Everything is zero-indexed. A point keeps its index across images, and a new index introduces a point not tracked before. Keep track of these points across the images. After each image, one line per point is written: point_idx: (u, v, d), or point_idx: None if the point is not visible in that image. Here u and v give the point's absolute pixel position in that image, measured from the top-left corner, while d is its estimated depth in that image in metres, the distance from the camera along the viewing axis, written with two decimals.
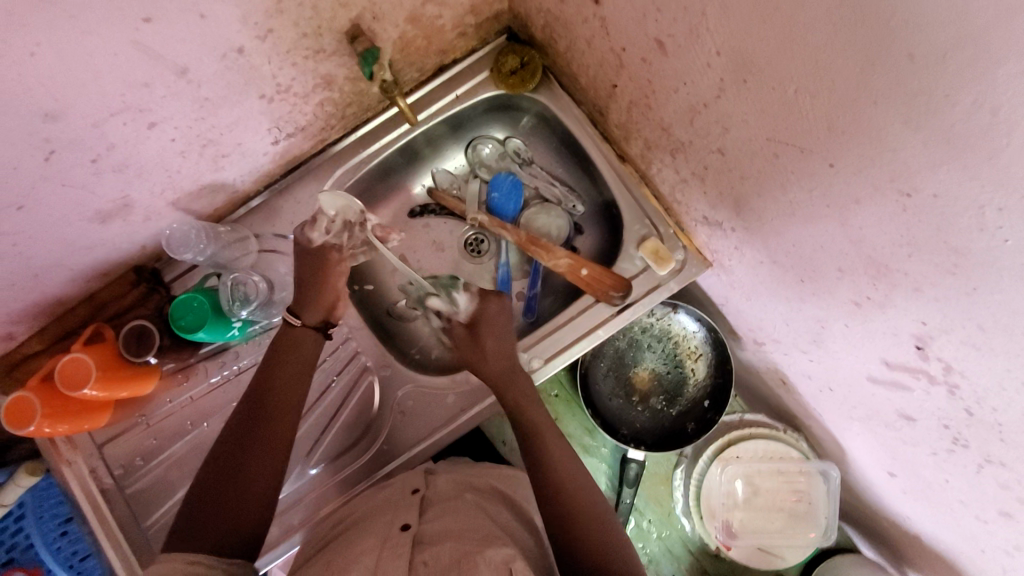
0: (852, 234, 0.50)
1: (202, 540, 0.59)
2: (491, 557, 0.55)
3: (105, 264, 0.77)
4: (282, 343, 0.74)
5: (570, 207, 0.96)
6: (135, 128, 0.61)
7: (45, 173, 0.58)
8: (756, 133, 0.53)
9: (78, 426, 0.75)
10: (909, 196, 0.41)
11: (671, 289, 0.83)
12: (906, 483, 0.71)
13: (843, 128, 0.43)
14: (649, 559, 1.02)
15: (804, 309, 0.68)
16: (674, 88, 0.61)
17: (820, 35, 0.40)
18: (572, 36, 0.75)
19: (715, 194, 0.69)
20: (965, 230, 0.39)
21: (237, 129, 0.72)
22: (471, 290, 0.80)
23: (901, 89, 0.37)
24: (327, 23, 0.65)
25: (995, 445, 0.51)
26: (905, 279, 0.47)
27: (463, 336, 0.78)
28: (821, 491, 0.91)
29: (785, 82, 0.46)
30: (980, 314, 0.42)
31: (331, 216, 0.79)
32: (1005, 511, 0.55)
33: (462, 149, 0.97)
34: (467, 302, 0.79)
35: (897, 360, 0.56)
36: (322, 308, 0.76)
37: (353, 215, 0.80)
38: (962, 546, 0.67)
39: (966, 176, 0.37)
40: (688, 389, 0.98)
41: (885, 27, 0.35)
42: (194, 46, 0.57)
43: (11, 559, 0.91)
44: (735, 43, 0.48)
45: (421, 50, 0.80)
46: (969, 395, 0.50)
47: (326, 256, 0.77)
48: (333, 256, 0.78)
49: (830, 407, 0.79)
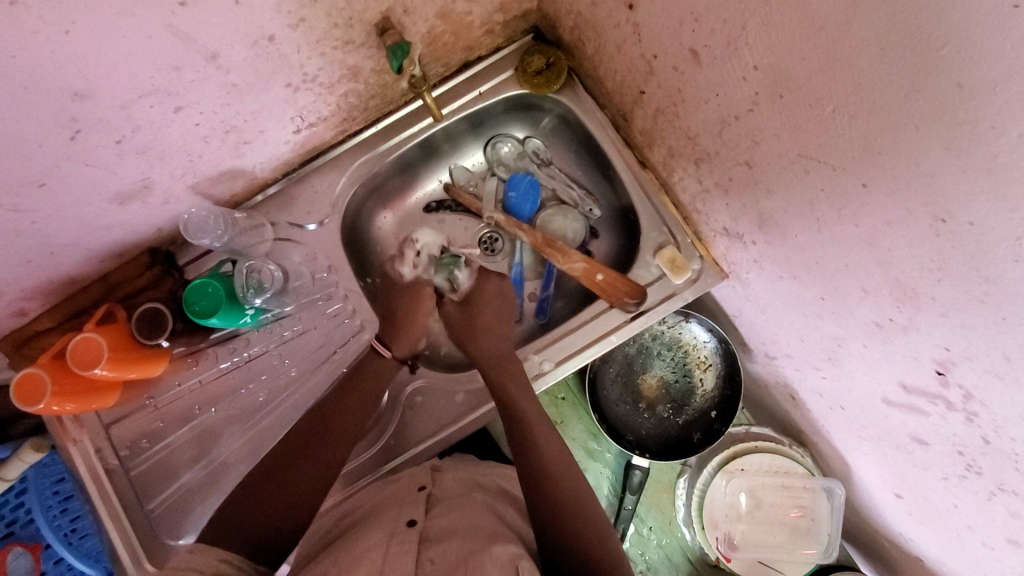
0: (880, 256, 0.49)
1: (236, 533, 0.62)
2: (498, 555, 0.55)
3: (121, 244, 0.77)
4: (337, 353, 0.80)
5: (587, 210, 0.95)
6: (161, 110, 0.61)
7: (69, 152, 0.58)
8: (787, 149, 0.53)
9: (86, 405, 0.75)
10: (944, 222, 0.41)
11: (685, 298, 0.83)
12: (913, 505, 0.71)
13: (880, 150, 0.43)
14: (647, 566, 1.03)
15: (820, 327, 0.67)
16: (705, 98, 0.61)
17: (865, 56, 0.39)
18: (601, 39, 0.75)
19: (737, 206, 0.68)
20: (1001, 260, 0.38)
21: (261, 117, 0.72)
22: (471, 267, 0.90)
23: (945, 115, 0.36)
24: (358, 15, 0.65)
25: (1010, 475, 0.51)
26: (932, 303, 0.47)
27: (457, 311, 0.86)
28: (825, 508, 0.91)
29: (823, 100, 0.45)
30: (1008, 344, 0.42)
31: (418, 250, 0.93)
32: (1013, 539, 0.55)
33: (481, 146, 0.97)
34: (467, 278, 0.88)
35: (915, 384, 0.55)
36: (407, 340, 0.86)
37: (435, 251, 0.93)
38: (966, 570, 0.67)
39: (1005, 207, 0.36)
40: (696, 398, 0.98)
41: (934, 52, 0.35)
42: (225, 32, 0.57)
43: (11, 533, 0.90)
44: (775, 57, 0.48)
45: (448, 46, 0.80)
46: (987, 423, 0.49)
47: (416, 289, 0.89)
48: (424, 288, 0.89)
49: (839, 426, 0.78)
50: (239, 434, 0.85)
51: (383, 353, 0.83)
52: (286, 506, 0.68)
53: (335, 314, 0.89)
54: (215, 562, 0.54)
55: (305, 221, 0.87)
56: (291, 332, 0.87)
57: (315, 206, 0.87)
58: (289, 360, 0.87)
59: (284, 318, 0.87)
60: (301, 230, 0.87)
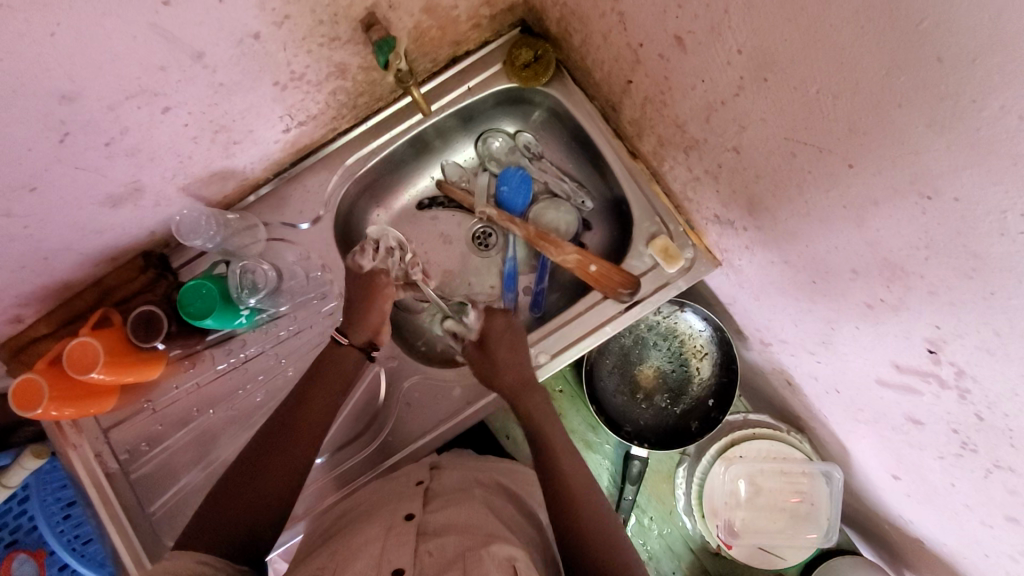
0: (869, 236, 0.50)
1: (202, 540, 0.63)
2: (496, 553, 0.55)
3: (115, 248, 0.77)
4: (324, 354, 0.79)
5: (579, 203, 0.95)
6: (149, 112, 0.61)
7: (59, 155, 0.58)
8: (774, 132, 0.53)
9: (84, 410, 0.75)
10: (930, 199, 0.41)
11: (679, 288, 0.83)
12: (911, 486, 0.71)
13: (864, 129, 0.43)
14: (649, 556, 1.03)
15: (814, 311, 0.67)
16: (691, 85, 0.61)
17: (846, 35, 0.40)
18: (588, 30, 0.75)
19: (727, 192, 0.68)
20: (987, 235, 0.39)
21: (249, 116, 0.72)
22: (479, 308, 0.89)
23: (928, 92, 0.36)
24: (344, 10, 0.65)
25: (1004, 451, 0.51)
26: (921, 282, 0.47)
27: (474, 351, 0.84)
28: (824, 492, 0.91)
29: (806, 82, 0.46)
30: (997, 319, 0.42)
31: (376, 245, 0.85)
32: (1011, 516, 0.55)
33: (472, 141, 0.97)
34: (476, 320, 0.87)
35: (908, 363, 0.55)
36: (368, 329, 0.81)
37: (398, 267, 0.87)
38: (966, 550, 0.67)
39: (990, 181, 0.36)
40: (693, 387, 0.98)
41: (914, 29, 0.35)
42: (210, 30, 0.57)
43: (14, 541, 0.90)
44: (758, 40, 0.48)
45: (435, 41, 0.80)
46: (980, 401, 0.49)
47: (374, 280, 0.82)
48: (381, 279, 0.82)
49: (836, 410, 0.79)
50: (237, 435, 0.85)
51: (342, 342, 0.79)
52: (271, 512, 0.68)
53: (330, 311, 0.89)
54: (192, 565, 0.57)
55: (297, 220, 0.87)
56: (286, 332, 0.88)
57: (307, 205, 0.87)
58: (285, 359, 0.87)
59: (279, 318, 0.88)
60: (295, 230, 0.87)
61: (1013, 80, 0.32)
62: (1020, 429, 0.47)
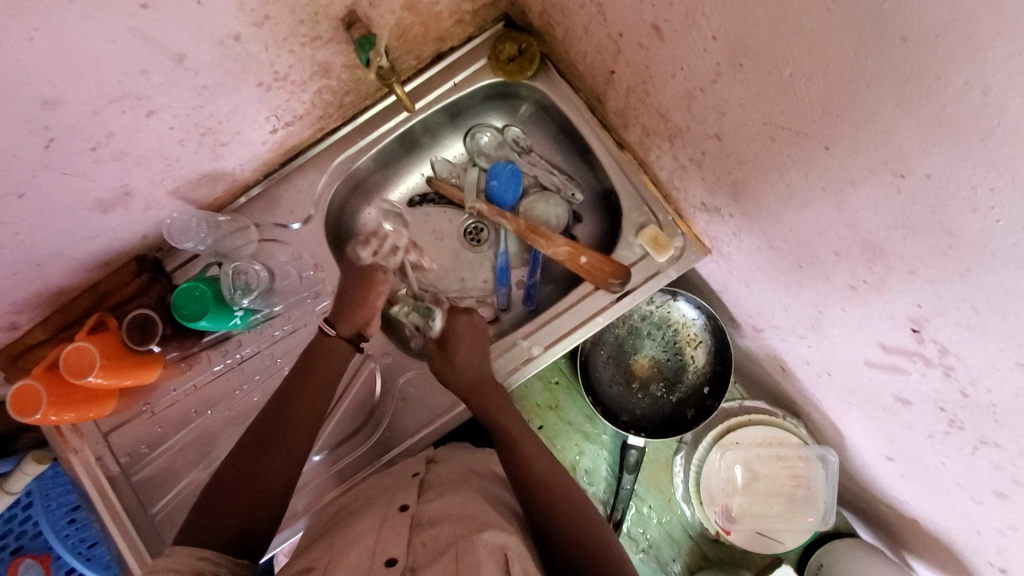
0: (848, 217, 0.50)
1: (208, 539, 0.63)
2: (488, 541, 0.56)
3: (108, 253, 0.77)
4: (318, 351, 0.79)
5: (569, 195, 0.96)
6: (134, 115, 0.61)
7: (45, 161, 0.58)
8: (752, 117, 0.53)
9: (83, 415, 0.76)
10: (903, 177, 0.41)
11: (670, 276, 0.84)
12: (904, 466, 0.71)
13: (838, 111, 0.43)
14: (649, 544, 1.04)
15: (802, 295, 0.68)
16: (671, 73, 0.61)
17: (815, 17, 0.40)
18: (569, 22, 0.75)
19: (712, 178, 0.69)
20: (960, 212, 0.39)
21: (235, 117, 0.72)
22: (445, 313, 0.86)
23: (895, 70, 0.37)
24: (324, 9, 0.66)
25: (989, 427, 0.51)
26: (901, 262, 0.47)
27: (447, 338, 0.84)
28: (820, 475, 0.92)
29: (779, 66, 0.46)
30: (974, 295, 0.42)
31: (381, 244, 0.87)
32: (999, 491, 0.55)
33: (461, 137, 0.98)
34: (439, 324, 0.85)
35: (893, 343, 0.56)
36: (356, 323, 0.81)
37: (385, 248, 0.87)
38: (959, 527, 0.67)
39: (958, 158, 0.37)
40: (688, 375, 0.99)
41: (877, 9, 0.35)
42: (191, 33, 0.57)
43: (20, 547, 0.91)
44: (731, 25, 0.48)
45: (418, 38, 0.80)
46: (964, 377, 0.50)
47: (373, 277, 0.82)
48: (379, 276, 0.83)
49: (828, 393, 0.79)
50: (237, 435, 0.86)
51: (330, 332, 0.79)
52: (269, 496, 0.69)
53: (324, 310, 0.89)
54: (192, 560, 0.59)
55: (289, 220, 0.88)
56: (282, 331, 0.88)
57: (298, 205, 0.88)
58: (281, 358, 0.87)
59: (273, 318, 0.88)
60: (286, 231, 0.88)
61: (974, 58, 0.32)
62: (1002, 405, 0.47)
